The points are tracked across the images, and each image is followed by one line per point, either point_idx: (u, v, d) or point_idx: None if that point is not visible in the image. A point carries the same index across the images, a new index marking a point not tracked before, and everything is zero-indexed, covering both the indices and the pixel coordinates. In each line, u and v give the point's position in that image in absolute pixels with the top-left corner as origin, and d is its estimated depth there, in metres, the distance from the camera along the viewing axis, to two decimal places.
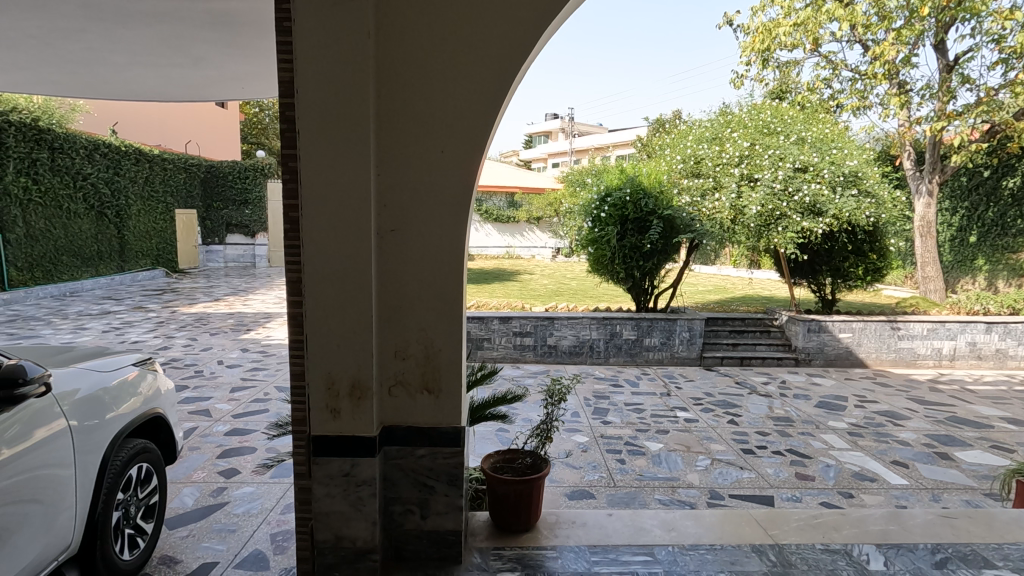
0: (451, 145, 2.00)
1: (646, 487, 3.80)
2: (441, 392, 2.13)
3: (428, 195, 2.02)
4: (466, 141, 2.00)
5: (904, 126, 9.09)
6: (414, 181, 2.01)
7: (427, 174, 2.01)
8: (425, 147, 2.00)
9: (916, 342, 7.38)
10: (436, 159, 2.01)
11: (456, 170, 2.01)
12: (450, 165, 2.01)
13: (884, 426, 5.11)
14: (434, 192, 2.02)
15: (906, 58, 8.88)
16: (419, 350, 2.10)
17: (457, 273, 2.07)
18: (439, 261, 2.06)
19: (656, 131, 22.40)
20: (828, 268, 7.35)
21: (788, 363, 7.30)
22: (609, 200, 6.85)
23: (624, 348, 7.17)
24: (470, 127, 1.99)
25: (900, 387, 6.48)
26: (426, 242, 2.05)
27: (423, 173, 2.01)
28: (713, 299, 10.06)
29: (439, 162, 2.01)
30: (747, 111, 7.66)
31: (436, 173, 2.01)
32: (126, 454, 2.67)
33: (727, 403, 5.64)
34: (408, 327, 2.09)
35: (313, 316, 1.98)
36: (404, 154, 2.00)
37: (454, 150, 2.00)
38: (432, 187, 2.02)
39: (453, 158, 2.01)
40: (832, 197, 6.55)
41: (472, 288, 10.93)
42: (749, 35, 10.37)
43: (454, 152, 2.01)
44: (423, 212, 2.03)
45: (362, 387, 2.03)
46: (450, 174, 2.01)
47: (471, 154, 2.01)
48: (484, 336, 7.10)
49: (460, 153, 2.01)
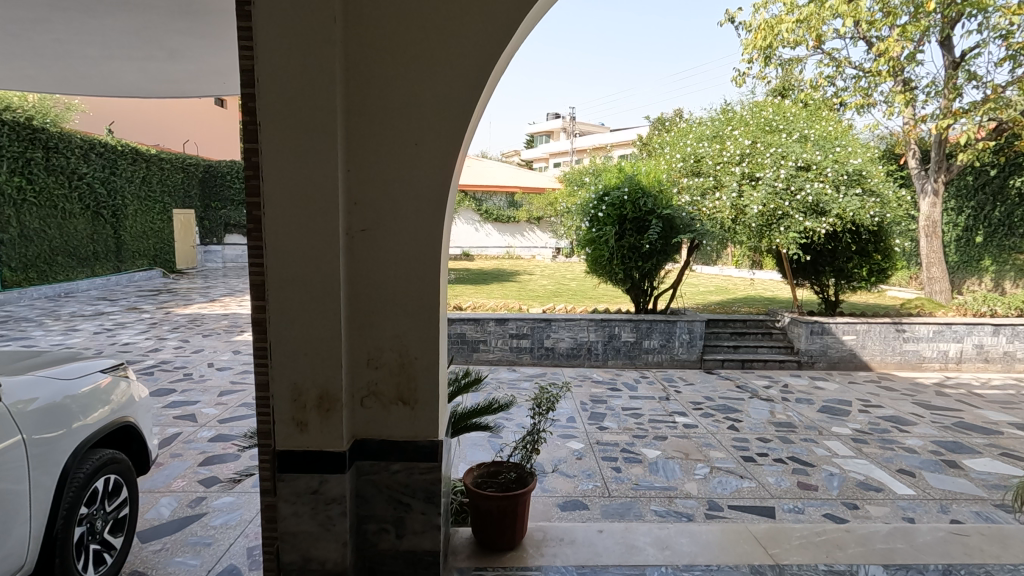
0: (426, 141, 1.86)
1: (642, 497, 3.65)
2: (417, 403, 1.99)
3: (402, 194, 1.88)
4: (442, 137, 1.86)
5: (909, 125, 8.94)
6: (386, 178, 1.87)
7: (401, 170, 1.87)
8: (398, 142, 1.86)
9: (922, 344, 7.21)
10: (409, 156, 1.87)
11: (431, 166, 1.87)
12: (425, 162, 1.87)
13: (889, 432, 4.95)
14: (407, 190, 1.88)
15: (911, 55, 8.75)
16: (393, 357, 1.96)
17: (433, 278, 1.93)
18: (414, 265, 1.92)
19: (658, 130, 22.23)
20: (832, 269, 7.19)
21: (790, 366, 7.14)
22: (607, 199, 6.71)
23: (623, 350, 7.02)
24: (446, 121, 1.85)
25: (906, 391, 6.31)
26: (400, 242, 1.91)
27: (396, 169, 1.87)
28: (714, 300, 9.91)
29: (412, 158, 1.87)
30: (749, 109, 7.51)
31: (410, 170, 1.87)
32: (91, 465, 2.55)
33: (727, 408, 5.49)
34: (382, 335, 1.95)
35: (278, 322, 1.85)
36: (375, 149, 1.86)
37: (429, 145, 1.86)
38: (405, 185, 1.88)
39: (427, 153, 1.86)
40: (836, 197, 6.39)
41: (470, 289, 10.81)
42: (751, 32, 10.23)
43: (430, 148, 1.86)
44: (396, 212, 1.89)
45: (330, 399, 1.89)
46: (425, 171, 1.87)
47: (446, 148, 1.86)
48: (479, 338, 6.96)
49: (435, 149, 1.86)
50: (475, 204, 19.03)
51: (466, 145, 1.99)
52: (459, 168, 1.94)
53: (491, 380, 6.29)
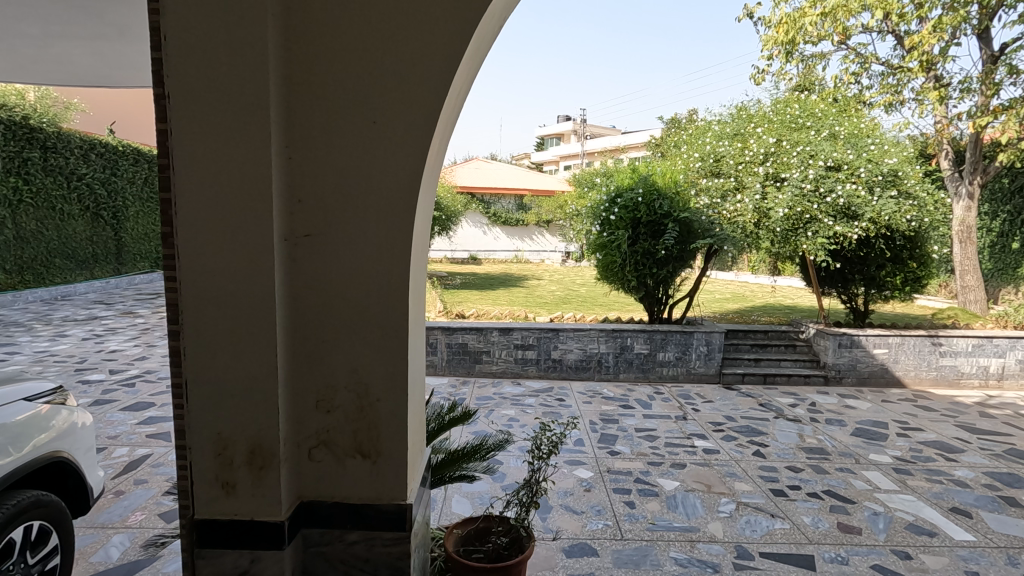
0: (390, 121, 1.44)
1: (660, 541, 3.19)
2: (381, 456, 1.56)
3: (360, 189, 1.46)
4: (413, 115, 1.44)
5: (942, 123, 8.42)
6: (339, 169, 1.46)
7: (359, 156, 1.45)
8: (354, 120, 1.44)
9: (960, 359, 6.67)
10: (369, 138, 1.45)
11: (398, 150, 1.45)
12: (390, 148, 1.45)
13: (934, 461, 4.44)
14: (367, 182, 1.46)
15: (945, 50, 8.24)
16: (349, 397, 1.54)
17: (400, 297, 1.50)
18: (375, 280, 1.49)
19: (670, 132, 21.71)
20: (862, 277, 6.68)
21: (817, 382, 6.62)
22: (620, 201, 6.25)
23: (635, 363, 6.55)
24: (416, 94, 1.43)
25: (946, 411, 5.79)
26: (356, 249, 1.48)
27: (352, 158, 1.45)
28: (732, 309, 9.39)
29: (374, 140, 1.45)
30: (773, 105, 6.94)
31: (370, 157, 1.45)
32: (9, 510, 2.15)
33: (751, 430, 5.01)
34: (335, 369, 1.53)
35: (196, 354, 1.42)
36: (325, 132, 1.44)
37: (392, 126, 1.44)
38: (363, 179, 1.46)
39: (391, 137, 1.44)
40: (870, 199, 5.90)
41: (476, 295, 10.39)
42: (772, 28, 9.76)
43: (397, 130, 1.44)
44: (351, 211, 1.47)
45: (265, 454, 1.46)
46: (389, 158, 1.45)
47: (416, 130, 1.44)
48: (482, 348, 6.54)
49: (401, 131, 1.44)
50: (483, 207, 18.64)
51: (444, 124, 1.56)
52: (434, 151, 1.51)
53: (494, 396, 5.85)
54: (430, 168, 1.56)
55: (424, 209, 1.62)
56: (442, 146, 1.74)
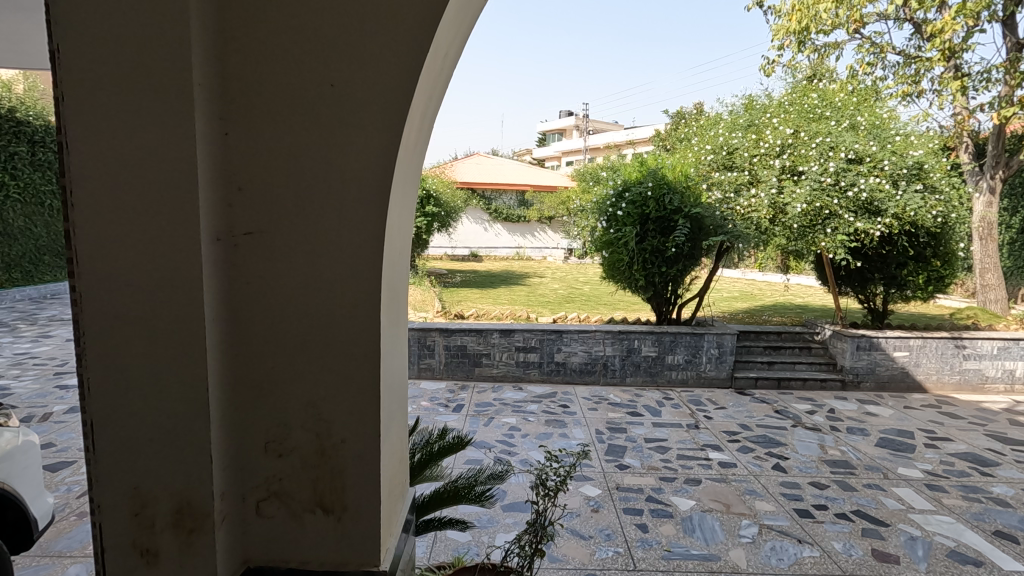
0: (353, 88, 1.12)
1: (677, 571, 2.87)
2: (346, 511, 1.25)
3: (316, 174, 1.14)
4: (382, 79, 1.12)
5: (962, 115, 8.07)
6: (290, 150, 1.14)
7: (313, 134, 1.13)
8: (309, 87, 1.12)
9: (985, 362, 6.33)
10: (325, 108, 1.12)
11: (363, 125, 1.13)
12: (352, 120, 1.13)
13: (969, 476, 4.12)
14: (323, 166, 1.14)
15: (967, 38, 7.88)
16: (306, 439, 1.23)
17: (370, 313, 1.19)
18: (337, 291, 1.18)
19: (675, 127, 21.33)
20: (882, 276, 6.35)
21: (833, 386, 6.29)
22: (628, 195, 5.94)
23: (643, 366, 6.22)
24: (387, 54, 1.11)
25: (974, 419, 5.46)
26: (309, 255, 1.16)
27: (304, 135, 1.13)
28: (741, 308, 9.06)
29: (331, 111, 1.12)
30: (790, 94, 6.54)
31: (328, 134, 1.13)
32: None
33: (769, 440, 4.69)
34: (289, 402, 1.21)
35: (106, 388, 1.10)
36: (270, 104, 1.12)
37: (356, 93, 1.12)
38: (319, 162, 1.14)
39: (355, 107, 1.12)
40: (893, 194, 5.56)
41: (476, 294, 10.08)
42: (784, 17, 9.42)
43: (361, 99, 1.12)
44: (304, 202, 1.15)
45: (196, 515, 1.13)
46: (350, 134, 1.13)
47: (387, 103, 1.13)
48: (482, 351, 6.22)
49: (368, 102, 1.12)
50: (484, 203, 18.31)
51: (423, 93, 1.24)
52: (410, 124, 1.19)
53: (494, 402, 5.54)
54: (406, 149, 1.23)
55: (401, 201, 1.31)
56: (423, 125, 1.42)
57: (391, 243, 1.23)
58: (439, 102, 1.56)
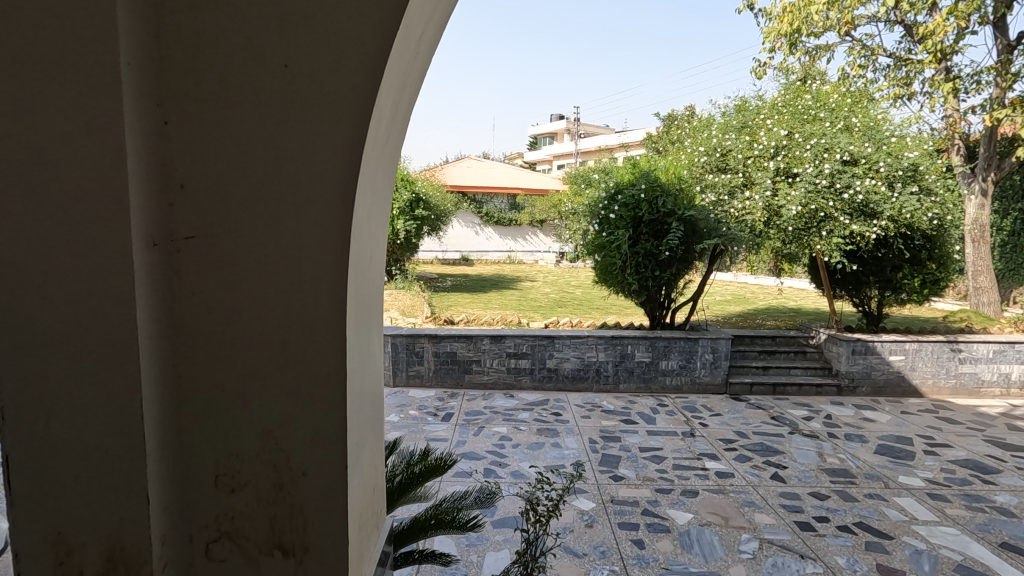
0: (310, 69, 0.97)
1: None
2: (309, 553, 1.10)
3: (269, 171, 1.00)
4: (343, 60, 0.97)
5: (953, 118, 8.05)
6: (239, 142, 0.99)
7: (264, 123, 0.99)
8: (259, 71, 0.97)
9: (980, 366, 6.26)
10: (277, 94, 0.98)
11: (323, 113, 0.98)
12: (308, 105, 0.98)
13: (972, 485, 4.01)
14: (277, 160, 1.00)
15: (958, 40, 7.86)
16: (263, 471, 1.08)
17: (333, 328, 1.04)
18: (296, 304, 1.03)
19: (667, 130, 21.33)
20: (877, 279, 6.27)
21: (829, 392, 6.19)
22: (619, 198, 5.82)
23: (637, 372, 6.09)
24: (348, 31, 0.96)
25: (972, 424, 5.38)
26: (263, 262, 1.02)
27: (256, 125, 0.99)
28: (735, 312, 8.97)
29: (285, 97, 0.98)
30: (783, 95, 6.46)
31: (281, 123, 0.99)
32: None
33: (766, 449, 4.57)
34: (242, 430, 1.06)
35: (26, 419, 0.95)
36: (214, 90, 0.98)
37: (314, 75, 0.98)
38: (272, 157, 0.99)
39: (311, 92, 0.98)
40: (889, 196, 5.49)
41: (467, 298, 9.93)
42: (774, 20, 9.38)
43: (319, 82, 0.98)
44: (255, 201, 1.01)
45: (133, 561, 0.98)
46: (306, 122, 0.99)
47: (348, 89, 0.98)
48: (472, 357, 6.06)
49: (326, 86, 0.98)
50: (475, 207, 18.21)
51: (394, 77, 1.09)
52: (378, 112, 1.04)
53: (484, 410, 5.38)
54: (375, 142, 1.09)
55: (371, 199, 1.16)
56: (397, 118, 1.28)
57: (357, 248, 1.08)
58: (415, 94, 1.42)
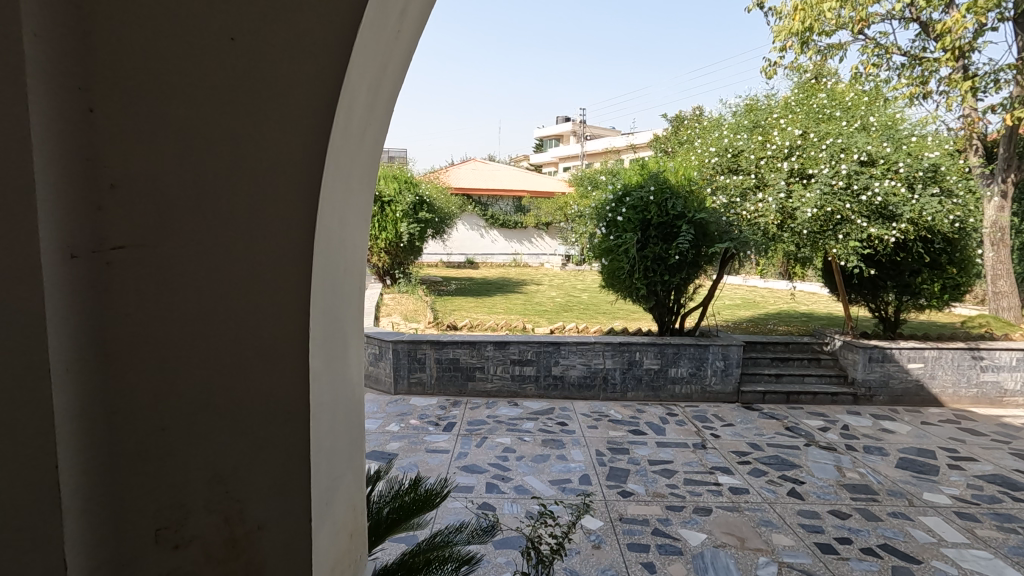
0: (264, 46, 0.81)
1: None
2: None
3: (215, 170, 0.83)
4: (305, 40, 0.81)
5: (971, 117, 7.82)
6: (180, 134, 0.83)
7: (207, 110, 0.82)
8: (201, 50, 0.81)
9: (1003, 374, 6.02)
10: (225, 77, 0.81)
11: (278, 99, 0.82)
12: (261, 89, 0.82)
13: (1003, 503, 3.79)
14: (223, 155, 0.83)
15: (977, 37, 7.63)
16: (213, 524, 0.91)
17: (295, 357, 0.88)
18: (251, 326, 0.87)
19: (674, 131, 21.10)
20: (895, 284, 6.05)
21: (845, 401, 5.98)
22: (628, 200, 5.64)
23: (645, 380, 5.90)
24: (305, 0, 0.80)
25: (997, 436, 5.15)
26: (210, 276, 0.85)
27: (200, 115, 0.82)
28: (745, 316, 8.76)
29: (233, 79, 0.81)
30: (797, 93, 6.25)
31: (228, 110, 0.82)
32: None
33: (782, 462, 4.36)
34: (187, 474, 0.90)
35: None
36: (147, 71, 0.81)
37: (267, 54, 0.81)
38: (220, 152, 0.83)
39: (265, 75, 0.81)
40: (909, 198, 5.28)
41: (471, 302, 9.77)
42: (785, 18, 9.19)
43: (274, 62, 0.81)
44: (198, 204, 0.84)
45: None
46: (259, 108, 0.82)
47: (307, 68, 0.82)
48: (475, 364, 5.89)
49: (285, 68, 0.81)
50: (480, 209, 18.08)
51: (367, 59, 0.92)
52: (347, 100, 0.88)
53: (487, 419, 5.20)
54: (346, 136, 0.93)
55: (343, 200, 1.00)
56: (377, 109, 1.11)
57: (326, 260, 0.92)
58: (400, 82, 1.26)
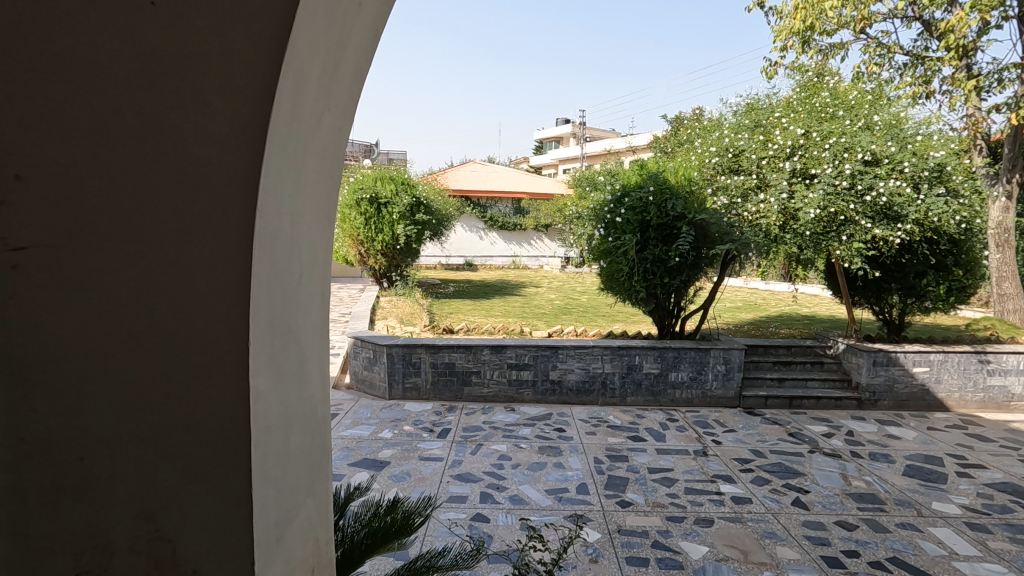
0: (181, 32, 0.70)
1: None
2: None
3: (130, 171, 0.72)
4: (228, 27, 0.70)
5: (974, 117, 7.72)
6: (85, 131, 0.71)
7: (116, 106, 0.71)
8: (109, 25, 0.69)
9: (1011, 379, 5.90)
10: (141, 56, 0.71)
11: (201, 92, 0.71)
12: (178, 81, 0.71)
13: (1015, 514, 3.66)
14: (138, 151, 0.72)
15: (980, 35, 7.53)
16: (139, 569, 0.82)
17: (230, 387, 0.77)
18: (178, 349, 0.76)
19: (675, 133, 21.02)
20: (899, 286, 5.93)
21: (849, 406, 5.85)
22: (627, 201, 5.52)
23: (645, 385, 5.77)
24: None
25: (1006, 442, 5.02)
26: (126, 294, 0.74)
27: (109, 109, 0.71)
28: (746, 319, 8.64)
29: (148, 57, 0.70)
30: (799, 92, 6.15)
31: (143, 94, 0.71)
32: None
33: (786, 470, 4.24)
34: (107, 518, 0.79)
35: None
36: (45, 51, 0.70)
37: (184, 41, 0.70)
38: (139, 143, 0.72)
39: (184, 66, 0.71)
40: (914, 198, 5.17)
41: (468, 305, 9.65)
42: (786, 18, 9.11)
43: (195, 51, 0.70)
44: (111, 210, 0.72)
45: None
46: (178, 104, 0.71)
47: (236, 45, 0.71)
48: (471, 369, 5.76)
49: (207, 59, 0.71)
50: (479, 211, 17.99)
51: (308, 47, 0.81)
52: (286, 91, 0.76)
53: (483, 426, 5.08)
54: (289, 134, 0.82)
55: (294, 198, 0.89)
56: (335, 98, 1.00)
57: (271, 264, 0.81)
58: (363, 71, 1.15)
